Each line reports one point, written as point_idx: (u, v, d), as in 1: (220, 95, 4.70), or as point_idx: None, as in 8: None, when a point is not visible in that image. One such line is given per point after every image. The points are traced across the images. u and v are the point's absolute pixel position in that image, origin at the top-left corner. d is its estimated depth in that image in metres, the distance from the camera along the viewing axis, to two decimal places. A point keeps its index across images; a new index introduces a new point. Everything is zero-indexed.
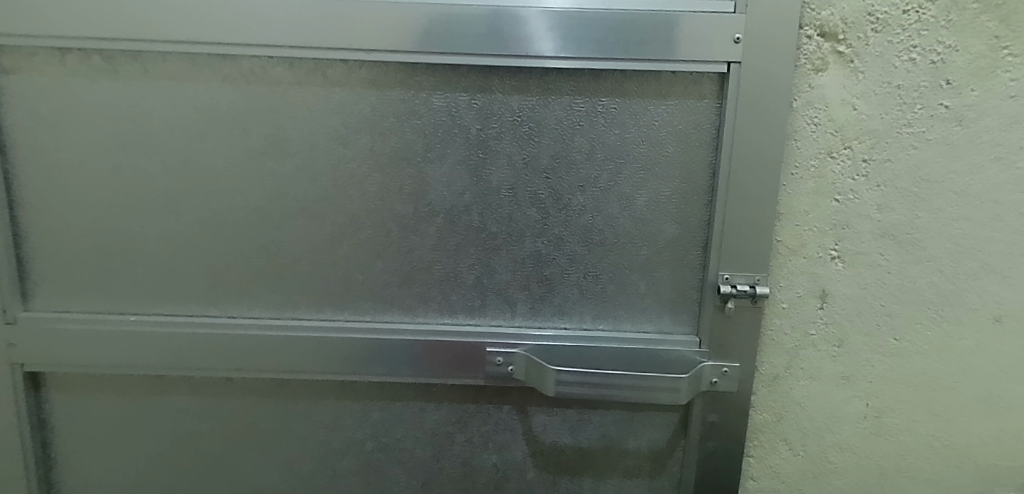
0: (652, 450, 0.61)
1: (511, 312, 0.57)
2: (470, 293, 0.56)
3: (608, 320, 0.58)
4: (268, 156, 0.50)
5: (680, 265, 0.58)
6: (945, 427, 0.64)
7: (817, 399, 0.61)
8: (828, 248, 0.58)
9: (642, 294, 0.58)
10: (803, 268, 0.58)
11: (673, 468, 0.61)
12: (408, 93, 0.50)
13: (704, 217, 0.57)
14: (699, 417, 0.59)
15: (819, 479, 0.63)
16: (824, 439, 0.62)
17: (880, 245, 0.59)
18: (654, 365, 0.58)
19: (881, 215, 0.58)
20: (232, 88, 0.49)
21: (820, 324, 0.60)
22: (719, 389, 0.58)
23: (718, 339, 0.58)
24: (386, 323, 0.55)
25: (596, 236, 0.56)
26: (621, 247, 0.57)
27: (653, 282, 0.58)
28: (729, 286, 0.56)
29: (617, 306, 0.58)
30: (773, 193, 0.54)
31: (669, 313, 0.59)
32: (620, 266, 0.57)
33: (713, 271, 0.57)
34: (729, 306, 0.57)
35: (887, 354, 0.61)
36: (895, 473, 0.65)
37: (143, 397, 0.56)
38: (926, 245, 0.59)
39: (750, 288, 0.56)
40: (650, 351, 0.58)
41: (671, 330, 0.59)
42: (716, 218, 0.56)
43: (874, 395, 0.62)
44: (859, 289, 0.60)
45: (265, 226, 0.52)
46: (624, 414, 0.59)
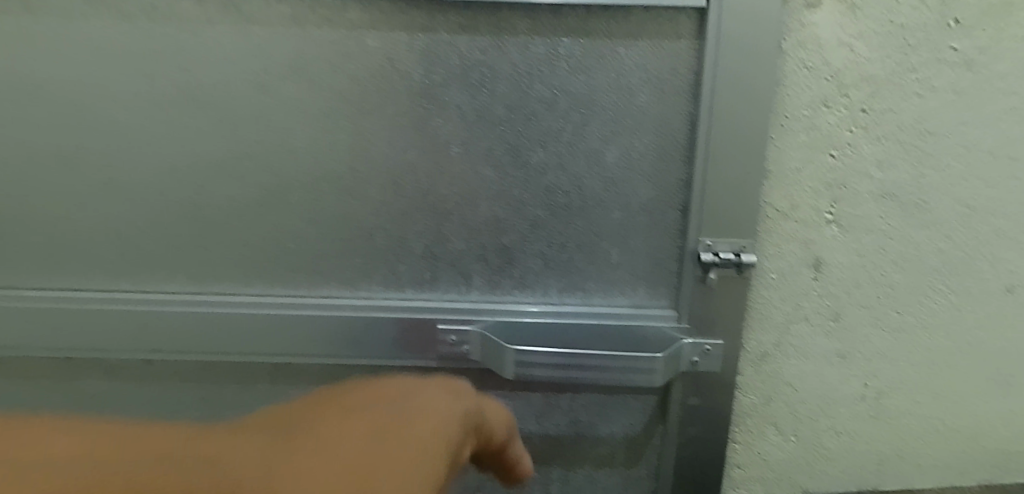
0: (628, 435, 0.55)
1: (466, 286, 0.51)
2: (419, 264, 0.50)
3: (576, 293, 0.53)
4: (177, 107, 0.44)
5: (656, 231, 0.52)
6: (951, 408, 0.59)
7: (810, 379, 0.55)
8: (822, 211, 0.52)
9: (614, 264, 0.52)
10: (794, 235, 0.52)
11: (651, 456, 0.56)
12: (337, 33, 0.44)
13: (682, 177, 0.50)
14: (678, 401, 0.54)
15: (813, 466, 0.58)
16: (817, 423, 0.56)
17: (880, 207, 0.53)
18: (628, 343, 0.52)
19: (881, 174, 0.52)
20: (129, 27, 0.42)
21: (814, 296, 0.53)
22: (701, 369, 0.52)
23: (699, 314, 0.52)
24: (327, 300, 0.49)
25: (561, 198, 0.50)
26: (589, 211, 0.50)
27: (626, 251, 0.52)
28: (711, 254, 0.50)
29: (585, 277, 0.52)
30: (761, 148, 0.47)
31: (644, 286, 0.53)
32: (588, 233, 0.51)
33: (693, 238, 0.51)
34: (711, 277, 0.50)
35: (888, 330, 0.55)
36: (896, 459, 0.59)
37: (59, 380, 0.51)
38: (932, 208, 0.53)
39: (735, 256, 0.50)
40: (623, 328, 0.52)
41: (646, 304, 0.53)
42: (696, 176, 0.49)
43: (873, 375, 0.56)
44: (857, 258, 0.53)
45: (179, 188, 0.46)
46: (596, 399, 0.54)
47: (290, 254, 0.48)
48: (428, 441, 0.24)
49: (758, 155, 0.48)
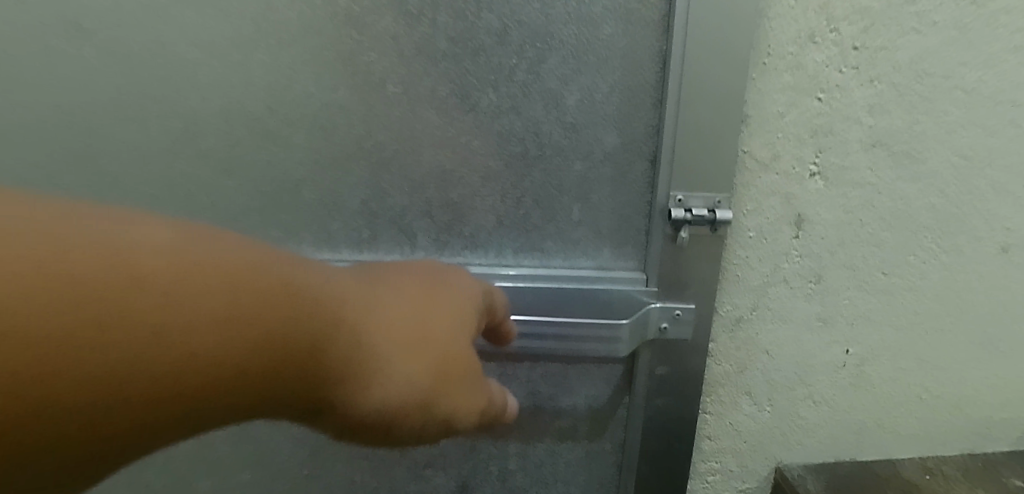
0: (590, 407, 0.51)
1: (409, 245, 0.45)
2: (354, 221, 0.44)
3: (534, 254, 0.48)
4: (63, 37, 0.39)
5: (623, 184, 0.46)
6: (936, 376, 0.55)
7: (788, 346, 0.51)
8: (807, 162, 0.47)
9: (576, 221, 0.47)
10: (774, 188, 0.47)
11: (615, 429, 0.52)
12: None
13: (652, 122, 0.45)
14: (645, 370, 0.50)
15: (789, 438, 0.54)
16: (795, 393, 0.52)
17: (870, 158, 0.48)
18: (590, 309, 0.47)
19: (872, 120, 0.47)
20: None
21: (794, 256, 0.49)
22: (670, 336, 0.48)
23: (669, 276, 0.47)
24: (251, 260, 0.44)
25: (515, 147, 0.44)
26: (547, 161, 0.45)
27: (589, 207, 0.47)
28: (682, 210, 0.45)
29: (545, 236, 0.47)
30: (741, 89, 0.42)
31: (609, 244, 0.48)
32: (545, 186, 0.46)
33: (662, 192, 0.46)
34: (682, 236, 0.45)
35: (873, 292, 0.51)
36: (876, 429, 0.55)
37: None
38: (925, 159, 0.49)
39: (710, 213, 0.45)
40: (584, 292, 0.47)
41: (612, 267, 0.49)
42: (667, 121, 0.44)
43: (856, 341, 0.52)
44: (842, 214, 0.48)
45: (72, 131, 0.41)
46: (556, 368, 0.50)
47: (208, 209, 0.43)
48: (462, 309, 0.33)
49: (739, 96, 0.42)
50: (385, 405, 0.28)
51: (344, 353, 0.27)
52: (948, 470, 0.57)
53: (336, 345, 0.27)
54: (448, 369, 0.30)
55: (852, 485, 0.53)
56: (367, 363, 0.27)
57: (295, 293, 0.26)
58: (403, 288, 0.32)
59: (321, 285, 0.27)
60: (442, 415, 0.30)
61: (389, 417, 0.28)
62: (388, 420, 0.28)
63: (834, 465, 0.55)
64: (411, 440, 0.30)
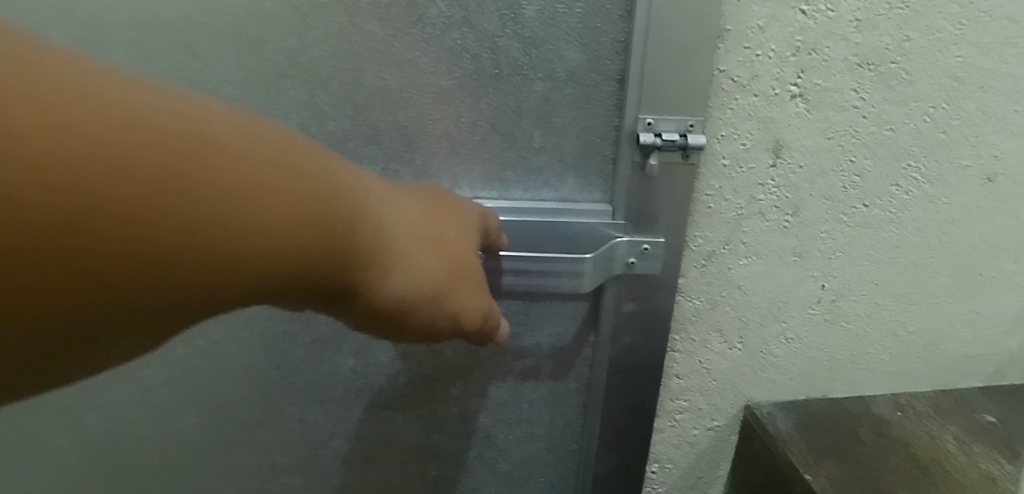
0: (555, 344, 0.49)
1: None
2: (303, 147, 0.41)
3: (493, 185, 0.44)
4: None
5: (588, 107, 0.43)
6: (912, 311, 0.54)
7: (761, 281, 0.49)
8: (788, 83, 0.43)
9: (538, 148, 0.43)
10: (751, 111, 0.43)
11: (581, 369, 0.50)
12: None
13: (620, 37, 0.41)
14: (612, 308, 0.47)
15: (759, 376, 0.52)
16: (767, 329, 0.51)
17: (855, 79, 0.44)
18: (553, 244, 0.44)
19: (859, 36, 0.43)
20: None
21: (771, 187, 0.46)
22: (636, 271, 0.45)
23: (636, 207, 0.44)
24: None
25: (468, 65, 0.40)
26: (505, 80, 0.41)
27: (551, 133, 0.43)
28: (652, 135, 0.41)
29: (504, 165, 0.44)
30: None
31: (573, 175, 0.45)
32: (503, 109, 0.42)
33: (631, 115, 0.42)
34: (651, 164, 0.42)
35: (852, 224, 0.49)
36: (848, 366, 0.54)
37: None
38: (914, 80, 0.45)
39: (681, 138, 0.41)
40: (547, 226, 0.44)
41: (577, 199, 0.46)
42: (636, 34, 0.40)
43: (832, 275, 0.50)
44: (823, 140, 0.45)
45: None
46: (518, 306, 0.47)
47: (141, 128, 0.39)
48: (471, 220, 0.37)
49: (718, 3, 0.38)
50: (403, 296, 0.29)
51: (380, 244, 0.28)
52: (919, 406, 0.56)
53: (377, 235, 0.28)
54: (458, 268, 0.32)
55: (822, 422, 0.52)
56: (387, 258, 0.28)
57: (344, 183, 0.26)
58: (420, 201, 0.33)
59: (360, 181, 0.28)
60: (452, 310, 0.32)
61: (409, 309, 0.30)
62: (407, 310, 0.30)
63: (804, 403, 0.54)
64: (418, 337, 0.31)
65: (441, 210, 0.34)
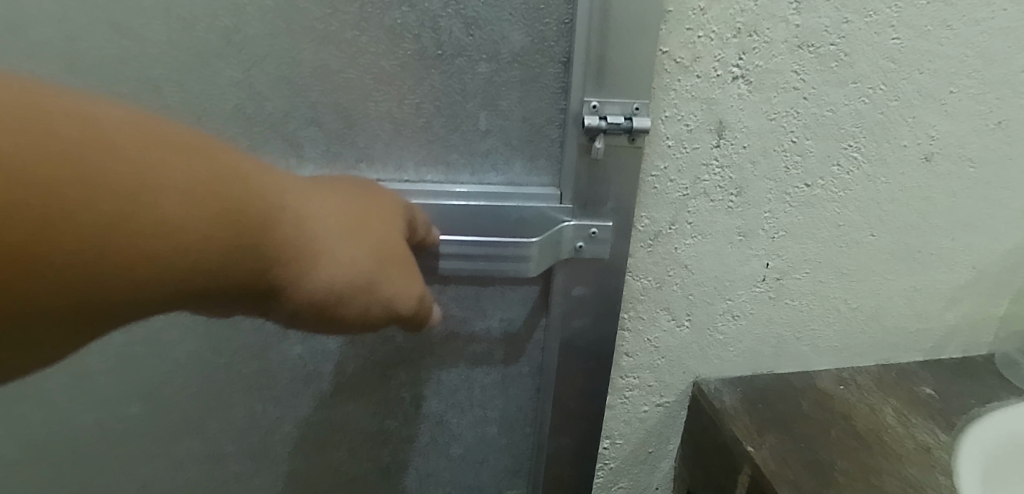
0: (506, 326, 0.50)
1: (296, 160, 0.43)
2: (250, 126, 0.41)
3: (438, 169, 0.45)
4: None
5: (533, 89, 0.43)
6: (854, 288, 0.56)
7: (707, 260, 0.50)
8: (730, 65, 0.43)
9: (483, 130, 0.44)
10: (693, 92, 0.43)
11: (533, 353, 0.51)
12: None
13: (565, 16, 0.41)
14: (562, 292, 0.48)
15: (706, 352, 0.54)
16: (713, 307, 0.52)
17: (796, 60, 0.45)
18: (501, 227, 0.44)
19: (799, 18, 0.43)
20: None
21: (715, 167, 0.46)
22: (585, 255, 0.46)
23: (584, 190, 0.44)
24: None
25: (410, 46, 0.40)
26: (447, 62, 0.41)
27: (497, 114, 0.43)
28: (597, 118, 0.41)
29: (449, 148, 0.44)
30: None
31: (520, 158, 0.45)
32: (447, 91, 0.42)
33: (575, 98, 0.42)
34: (597, 147, 0.42)
35: (795, 204, 0.50)
36: (793, 342, 0.56)
37: None
38: (853, 62, 0.46)
39: (626, 121, 0.41)
40: (493, 209, 0.44)
41: (525, 182, 0.46)
42: (581, 12, 0.40)
43: (775, 254, 0.51)
44: (765, 122, 0.46)
45: None
46: (468, 291, 0.48)
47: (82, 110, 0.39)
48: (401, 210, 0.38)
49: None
50: (331, 286, 0.30)
51: (298, 236, 0.28)
52: (861, 379, 0.58)
53: (288, 228, 0.28)
54: (389, 256, 0.33)
55: (766, 396, 0.54)
56: (311, 250, 0.29)
57: (258, 178, 0.27)
58: (344, 195, 0.34)
59: (271, 176, 0.29)
60: (387, 299, 0.32)
61: (334, 299, 0.30)
62: (335, 299, 0.30)
63: (750, 378, 0.56)
64: (350, 328, 0.32)
65: (367, 202, 0.35)
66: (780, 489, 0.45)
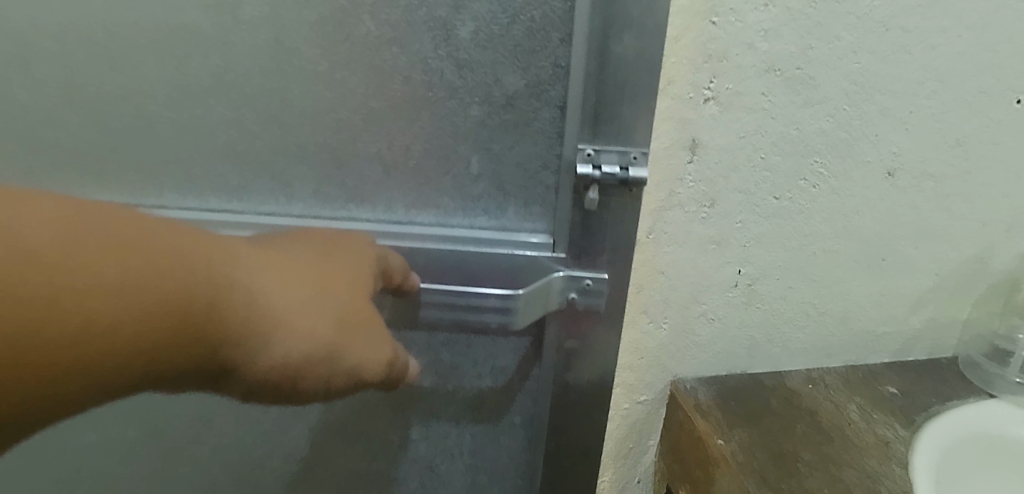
0: (499, 355, 0.60)
1: (287, 196, 0.55)
2: (269, 152, 0.53)
3: (434, 212, 0.55)
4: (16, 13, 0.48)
5: (523, 137, 0.52)
6: (824, 293, 0.59)
7: (683, 267, 0.53)
8: (702, 87, 0.47)
9: (476, 173, 0.53)
10: (668, 113, 0.47)
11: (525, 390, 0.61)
12: None
13: (557, 60, 0.49)
14: (557, 342, 0.56)
15: (683, 352, 0.57)
16: (690, 311, 0.55)
17: (764, 83, 0.48)
18: (493, 277, 0.55)
19: (766, 45, 0.47)
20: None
21: (688, 181, 0.50)
22: (578, 304, 0.54)
23: (577, 241, 0.53)
24: (213, 175, 0.54)
25: (401, 85, 0.49)
26: (435, 102, 0.50)
27: (488, 155, 0.53)
28: (592, 166, 0.49)
29: (443, 194, 0.54)
30: (635, 18, 0.44)
31: (510, 206, 0.55)
32: (439, 130, 0.51)
33: (571, 146, 0.50)
34: (590, 197, 0.49)
35: (765, 215, 0.54)
36: (766, 344, 0.60)
37: None
38: (817, 84, 0.50)
39: (621, 171, 0.48)
40: (485, 257, 0.54)
41: (517, 229, 0.56)
42: (579, 51, 0.47)
43: (747, 261, 0.55)
44: (735, 139, 0.50)
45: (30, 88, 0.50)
46: (470, 331, 0.58)
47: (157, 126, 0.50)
48: (359, 266, 0.44)
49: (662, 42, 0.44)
50: (290, 352, 0.35)
51: (256, 312, 0.33)
52: (830, 379, 0.62)
53: (252, 318, 0.33)
54: (345, 319, 0.38)
55: (738, 394, 0.57)
56: (272, 322, 0.34)
57: (213, 265, 0.32)
58: (306, 260, 0.39)
59: (240, 270, 0.33)
60: (344, 359, 0.38)
61: (294, 371, 0.35)
62: (296, 365, 0.35)
63: (725, 377, 0.59)
64: (311, 394, 0.37)
65: (325, 265, 0.40)
66: (747, 483, 0.48)
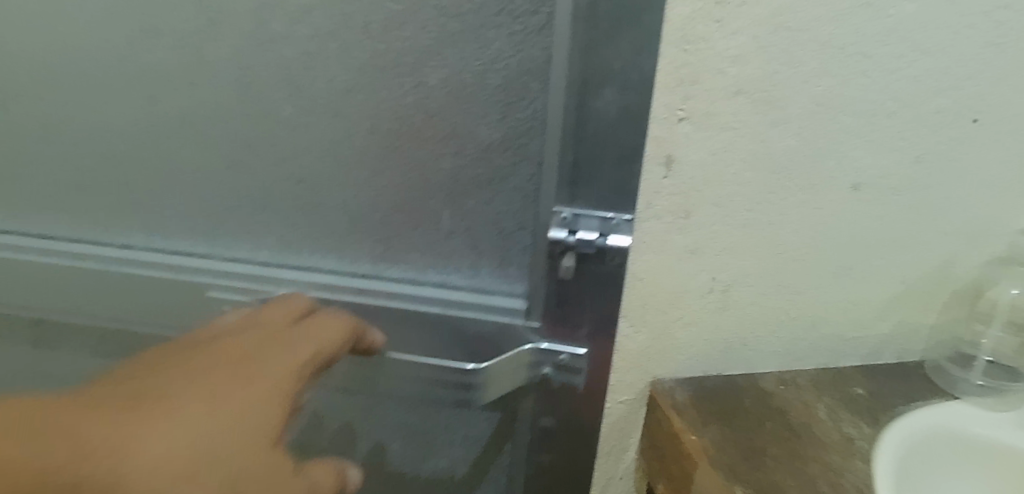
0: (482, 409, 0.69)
1: (271, 245, 0.69)
2: (286, 193, 0.65)
3: (413, 266, 0.67)
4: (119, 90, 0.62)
5: (496, 198, 0.61)
6: (795, 300, 0.63)
7: (661, 273, 0.58)
8: (675, 108, 0.51)
9: (453, 232, 0.64)
10: (643, 131, 0.52)
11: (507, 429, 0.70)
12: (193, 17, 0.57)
13: (534, 109, 0.56)
14: (535, 395, 0.66)
15: (662, 354, 0.61)
16: (667, 314, 0.59)
17: (733, 104, 0.52)
18: (476, 335, 0.65)
19: (735, 70, 0.51)
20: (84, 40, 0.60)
21: (664, 194, 0.54)
22: (557, 372, 0.63)
23: (553, 310, 0.62)
24: (248, 208, 0.67)
25: (386, 132, 0.59)
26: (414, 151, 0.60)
27: (462, 212, 0.62)
28: (570, 233, 0.58)
29: (416, 251, 0.66)
30: (595, 66, 0.51)
31: (484, 264, 0.65)
32: (422, 181, 0.61)
33: (549, 210, 0.58)
34: (566, 263, 0.58)
35: (737, 226, 0.58)
36: (741, 347, 0.63)
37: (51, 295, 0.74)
38: (783, 105, 0.54)
39: (598, 237, 0.57)
40: (463, 316, 0.65)
41: (494, 288, 0.66)
42: (553, 108, 0.54)
43: (722, 269, 0.59)
44: (708, 156, 0.54)
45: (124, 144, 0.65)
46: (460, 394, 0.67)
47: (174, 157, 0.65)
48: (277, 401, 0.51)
49: (632, 86, 0.50)
50: None
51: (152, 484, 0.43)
52: (802, 380, 0.66)
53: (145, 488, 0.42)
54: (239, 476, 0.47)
55: (713, 395, 0.61)
56: None
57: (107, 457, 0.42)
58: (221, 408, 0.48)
59: (139, 449, 0.43)
60: None
61: None
62: None
63: (703, 379, 0.63)
64: None
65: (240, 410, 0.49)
66: (719, 476, 0.51)
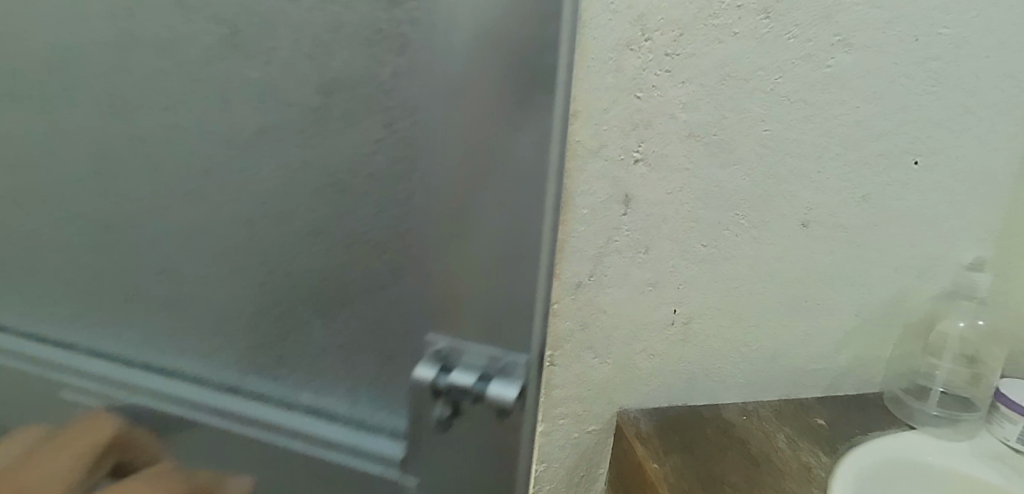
0: None
1: (187, 361, 0.71)
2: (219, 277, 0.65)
3: (308, 400, 0.68)
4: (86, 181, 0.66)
5: (380, 334, 0.63)
6: (754, 332, 0.66)
7: (623, 306, 0.60)
8: (631, 150, 0.55)
9: (341, 370, 0.66)
10: (602, 171, 0.55)
11: None
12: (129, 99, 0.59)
13: (413, 192, 0.56)
14: None
15: (627, 385, 0.63)
16: (632, 347, 0.61)
17: (686, 147, 0.56)
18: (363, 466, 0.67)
19: (686, 115, 0.55)
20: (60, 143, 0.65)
21: (624, 230, 0.57)
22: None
23: (430, 449, 0.64)
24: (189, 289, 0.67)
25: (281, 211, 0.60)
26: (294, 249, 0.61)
27: (349, 340, 0.64)
28: (443, 378, 0.60)
29: (311, 386, 0.67)
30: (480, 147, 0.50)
31: (372, 405, 0.66)
32: (313, 305, 0.63)
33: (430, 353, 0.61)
34: (441, 409, 0.61)
35: (695, 261, 0.61)
36: (703, 378, 0.66)
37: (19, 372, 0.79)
38: (734, 148, 0.58)
39: (472, 380, 0.58)
40: (351, 447, 0.67)
41: (381, 428, 0.67)
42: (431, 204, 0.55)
43: (681, 301, 0.62)
44: (664, 194, 0.57)
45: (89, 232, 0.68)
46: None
47: (104, 250, 0.68)
48: None
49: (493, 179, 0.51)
50: None
51: None
52: (763, 411, 0.68)
53: None
54: None
55: (677, 424, 0.63)
56: None
57: None
58: None
59: None
60: None
61: None
62: None
63: (667, 409, 0.65)
64: None
65: None
66: None
